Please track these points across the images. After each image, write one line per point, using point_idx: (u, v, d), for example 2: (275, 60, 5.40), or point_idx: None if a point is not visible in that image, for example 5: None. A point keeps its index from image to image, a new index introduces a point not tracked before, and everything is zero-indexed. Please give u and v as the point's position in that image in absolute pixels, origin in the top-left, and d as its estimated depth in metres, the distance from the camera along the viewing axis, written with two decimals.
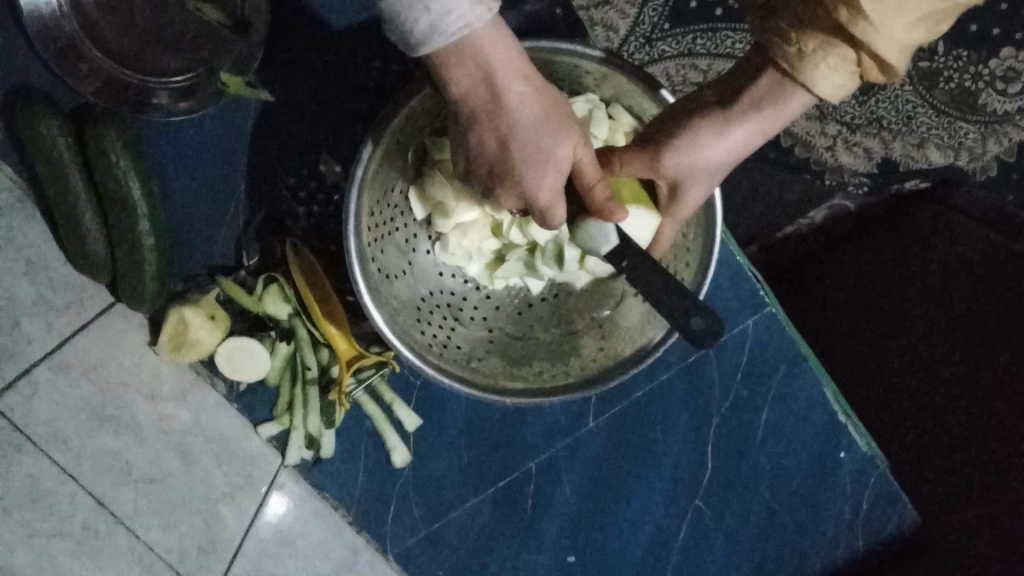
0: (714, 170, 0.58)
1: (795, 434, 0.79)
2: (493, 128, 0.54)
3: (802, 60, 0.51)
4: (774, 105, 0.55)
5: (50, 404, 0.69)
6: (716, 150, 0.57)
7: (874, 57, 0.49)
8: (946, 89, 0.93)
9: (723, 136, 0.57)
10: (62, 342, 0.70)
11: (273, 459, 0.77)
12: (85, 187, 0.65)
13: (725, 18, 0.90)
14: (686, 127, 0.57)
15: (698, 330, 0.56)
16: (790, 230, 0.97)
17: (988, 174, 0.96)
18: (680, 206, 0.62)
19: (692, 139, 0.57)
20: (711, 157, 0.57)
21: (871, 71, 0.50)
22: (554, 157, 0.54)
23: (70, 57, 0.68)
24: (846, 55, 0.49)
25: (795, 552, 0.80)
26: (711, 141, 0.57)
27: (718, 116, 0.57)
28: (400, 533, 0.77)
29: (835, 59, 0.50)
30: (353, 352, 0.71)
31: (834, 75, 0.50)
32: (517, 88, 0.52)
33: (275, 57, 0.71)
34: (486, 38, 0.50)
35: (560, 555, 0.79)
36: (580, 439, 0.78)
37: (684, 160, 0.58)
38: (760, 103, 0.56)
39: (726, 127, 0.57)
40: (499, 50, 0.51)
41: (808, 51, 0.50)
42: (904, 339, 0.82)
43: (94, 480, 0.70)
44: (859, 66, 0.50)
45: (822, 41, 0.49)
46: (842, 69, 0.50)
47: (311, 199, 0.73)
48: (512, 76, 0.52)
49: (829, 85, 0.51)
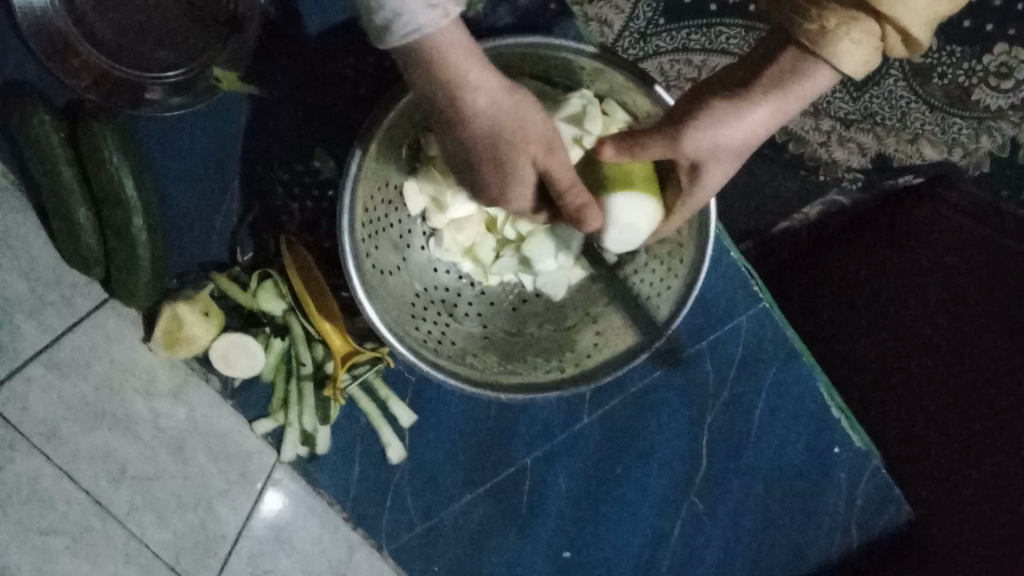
0: (732, 153, 0.56)
1: (790, 429, 0.79)
2: (460, 132, 0.54)
3: (825, 37, 0.48)
4: (797, 85, 0.52)
5: (45, 401, 0.69)
6: (734, 134, 0.54)
7: (900, 32, 0.47)
8: (940, 84, 0.94)
9: (742, 118, 0.53)
10: (53, 340, 0.70)
11: (269, 455, 0.77)
12: (78, 182, 0.65)
13: (719, 13, 0.90)
14: (702, 107, 0.54)
15: (672, 332, 0.62)
16: (787, 224, 0.98)
17: (980, 170, 0.96)
18: (699, 187, 0.60)
19: (713, 120, 0.54)
20: (728, 140, 0.54)
21: (894, 46, 0.48)
22: (514, 163, 0.54)
23: (64, 53, 0.68)
24: (869, 29, 0.47)
25: (790, 546, 0.81)
26: (728, 125, 0.54)
27: (737, 95, 0.53)
28: (396, 530, 0.77)
29: (859, 34, 0.47)
30: (347, 348, 0.71)
31: (856, 51, 0.48)
32: (475, 98, 0.51)
33: (269, 51, 0.71)
34: (444, 50, 0.49)
35: (555, 550, 0.79)
36: (576, 435, 0.78)
37: (699, 143, 0.55)
38: (779, 82, 0.52)
39: (747, 107, 0.53)
40: (461, 56, 0.50)
41: (831, 27, 0.48)
42: (907, 325, 0.84)
43: (88, 476, 0.70)
44: (883, 38, 0.48)
45: (845, 17, 0.47)
46: (866, 42, 0.48)
47: (305, 195, 0.73)
48: (469, 87, 0.51)
49: (853, 61, 0.49)
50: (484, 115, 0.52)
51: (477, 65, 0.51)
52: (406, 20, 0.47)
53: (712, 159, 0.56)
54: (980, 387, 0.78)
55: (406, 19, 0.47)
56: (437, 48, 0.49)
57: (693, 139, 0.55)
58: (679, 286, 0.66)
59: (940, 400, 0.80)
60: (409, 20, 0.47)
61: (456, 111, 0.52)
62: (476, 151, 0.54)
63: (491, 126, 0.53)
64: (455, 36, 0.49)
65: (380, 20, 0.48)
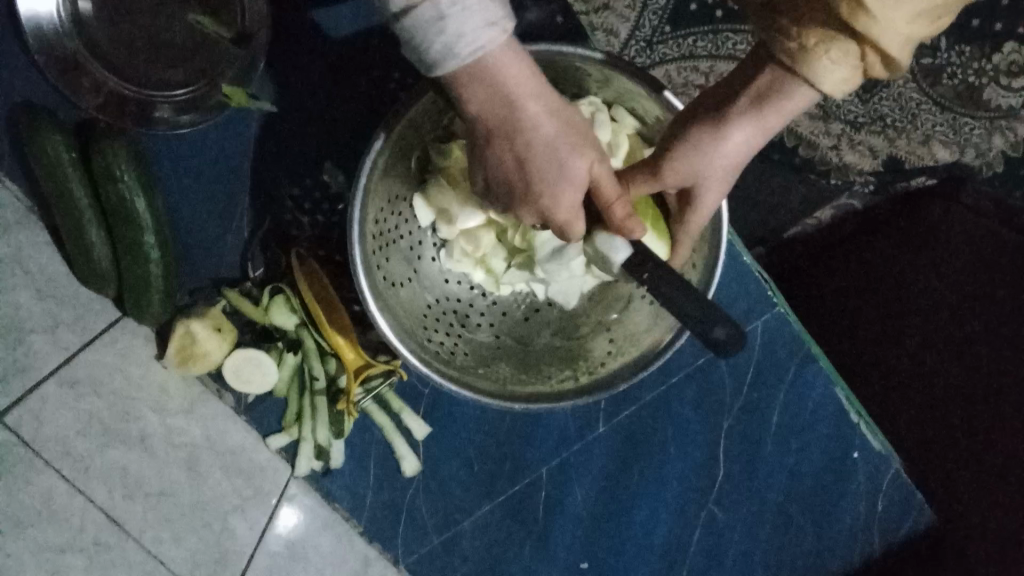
0: (722, 174, 0.58)
1: (807, 436, 0.78)
2: (515, 144, 0.53)
3: (804, 54, 0.49)
4: (774, 103, 0.54)
5: (57, 419, 0.69)
6: (719, 155, 0.57)
7: (876, 51, 0.47)
8: (950, 85, 0.92)
9: (722, 140, 0.57)
10: (66, 358, 0.70)
11: (283, 470, 0.77)
12: (89, 202, 0.65)
13: (726, 19, 0.89)
14: (688, 132, 0.58)
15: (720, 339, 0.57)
16: (797, 229, 0.97)
17: (994, 171, 0.95)
18: (695, 212, 0.62)
19: (697, 146, 0.57)
20: (714, 161, 0.57)
21: (873, 63, 0.48)
22: (572, 176, 0.55)
23: (75, 73, 0.68)
24: (848, 49, 0.48)
25: (811, 553, 0.79)
26: (711, 147, 0.57)
27: (722, 116, 0.56)
28: (409, 543, 0.77)
29: (838, 53, 0.48)
30: (360, 361, 0.72)
31: (835, 68, 0.49)
32: (533, 107, 0.52)
33: (280, 69, 0.72)
34: (507, 60, 0.50)
35: (572, 562, 0.78)
36: (590, 445, 0.78)
37: (690, 164, 0.58)
38: (759, 103, 0.55)
39: (730, 129, 0.56)
40: (516, 66, 0.50)
41: (809, 46, 0.49)
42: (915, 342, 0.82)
43: (103, 495, 0.70)
44: (861, 58, 0.48)
45: (824, 38, 0.48)
46: (845, 61, 0.48)
47: (315, 209, 0.73)
48: (529, 96, 0.52)
49: (834, 79, 0.49)
50: (544, 121, 0.53)
51: (532, 75, 0.51)
52: (467, 43, 0.47)
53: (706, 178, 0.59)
54: (985, 397, 0.78)
55: (467, 42, 0.47)
56: (498, 59, 0.49)
57: (681, 164, 0.58)
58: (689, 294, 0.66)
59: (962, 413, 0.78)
60: (469, 42, 0.47)
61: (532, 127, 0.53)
62: (528, 168, 0.54)
63: (549, 136, 0.53)
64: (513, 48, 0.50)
65: (439, 46, 0.47)
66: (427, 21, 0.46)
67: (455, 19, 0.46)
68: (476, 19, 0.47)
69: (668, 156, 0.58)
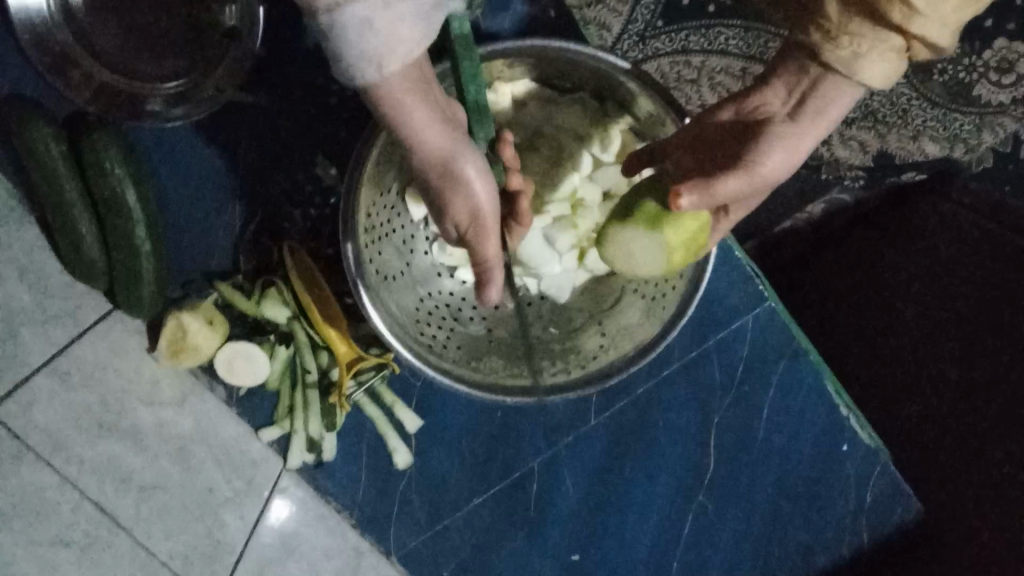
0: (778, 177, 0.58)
1: (796, 430, 0.79)
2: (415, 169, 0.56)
3: (859, 60, 0.52)
4: (823, 106, 0.57)
5: (49, 414, 0.67)
6: (780, 155, 0.57)
7: (922, 44, 0.51)
8: (941, 81, 0.90)
9: (784, 141, 0.57)
10: (57, 351, 0.68)
11: (275, 462, 0.78)
12: (80, 194, 0.65)
13: (718, 14, 0.88)
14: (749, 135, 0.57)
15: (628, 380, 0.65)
16: (789, 224, 0.98)
17: (983, 166, 0.94)
18: (733, 212, 0.62)
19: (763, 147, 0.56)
20: (777, 161, 0.57)
21: (918, 53, 0.52)
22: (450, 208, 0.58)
23: (65, 66, 0.68)
24: (893, 45, 0.51)
25: (800, 546, 0.80)
26: (775, 146, 0.56)
27: (774, 121, 0.58)
28: (402, 534, 0.78)
29: (885, 52, 0.52)
30: (353, 353, 0.72)
31: (890, 66, 0.52)
32: (421, 147, 0.54)
33: (270, 62, 0.71)
34: (394, 104, 0.50)
35: (563, 554, 0.79)
36: (582, 438, 0.78)
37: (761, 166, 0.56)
38: (808, 107, 0.57)
39: (789, 132, 0.57)
40: (407, 108, 0.51)
41: (862, 50, 0.52)
42: (929, 340, 0.81)
43: (94, 486, 0.68)
44: (907, 50, 0.52)
45: (875, 39, 0.51)
46: (889, 58, 0.52)
47: (307, 203, 0.73)
48: (417, 138, 0.53)
49: (880, 76, 0.53)
50: (432, 161, 0.55)
51: (418, 123, 0.52)
52: (345, 66, 0.45)
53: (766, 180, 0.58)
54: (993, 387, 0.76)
55: (346, 65, 0.45)
56: (385, 99, 0.50)
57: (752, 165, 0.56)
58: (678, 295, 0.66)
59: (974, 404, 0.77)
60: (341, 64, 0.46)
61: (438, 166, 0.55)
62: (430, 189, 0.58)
63: (433, 171, 0.55)
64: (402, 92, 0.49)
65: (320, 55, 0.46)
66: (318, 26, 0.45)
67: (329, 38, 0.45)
68: (357, 50, 0.44)
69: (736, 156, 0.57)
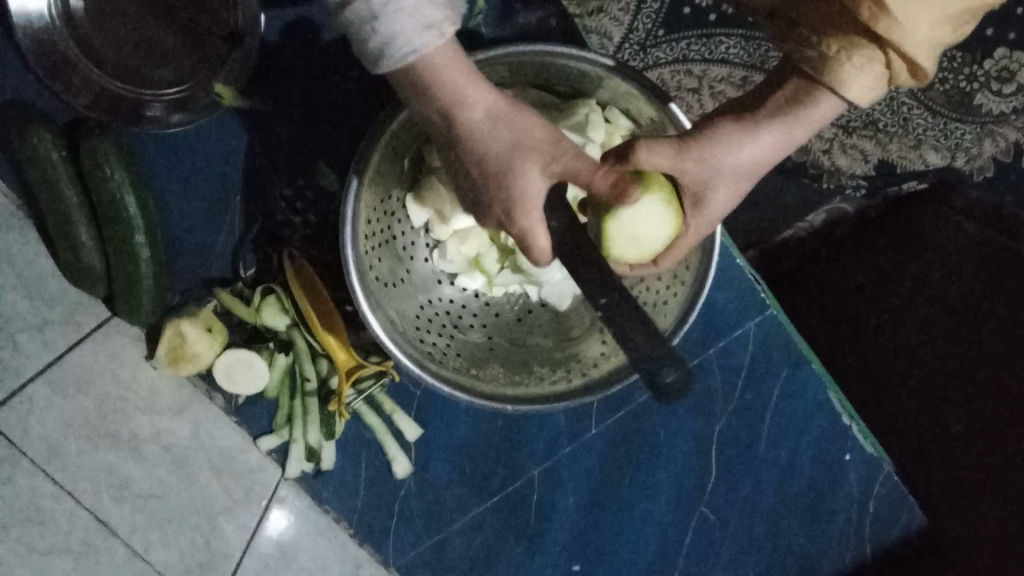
0: (741, 171, 0.57)
1: (799, 438, 0.78)
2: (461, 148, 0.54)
3: (827, 61, 0.53)
4: (803, 109, 0.55)
5: (46, 421, 0.69)
6: (746, 149, 0.56)
7: (901, 56, 0.51)
8: (941, 90, 0.92)
9: (752, 136, 0.56)
10: (56, 358, 0.70)
11: (272, 472, 0.76)
12: (79, 202, 0.65)
13: (719, 23, 0.88)
14: (717, 124, 0.57)
15: (667, 386, 0.56)
16: (789, 234, 0.96)
17: (985, 175, 0.94)
18: (701, 211, 0.59)
19: (725, 136, 0.56)
20: (738, 156, 0.56)
21: (899, 71, 0.52)
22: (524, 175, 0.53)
23: (66, 71, 0.68)
24: (873, 54, 0.51)
25: (803, 556, 0.79)
26: (740, 139, 0.56)
27: (748, 116, 0.57)
28: (400, 546, 0.76)
29: (862, 59, 0.52)
30: (352, 362, 0.71)
31: (864, 72, 0.52)
32: (470, 114, 0.53)
33: (272, 68, 0.71)
34: (440, 66, 0.51)
35: (564, 564, 0.78)
36: (583, 447, 0.77)
37: (715, 154, 0.56)
38: (788, 109, 0.56)
39: (759, 128, 0.56)
40: (454, 69, 0.51)
41: (832, 53, 0.52)
42: (926, 346, 0.81)
43: (89, 495, 0.70)
44: (887, 66, 0.52)
45: (844, 44, 0.52)
46: (869, 67, 0.52)
47: (307, 209, 0.73)
48: (464, 105, 0.52)
49: (858, 86, 0.52)
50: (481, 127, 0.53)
51: (465, 80, 0.52)
52: (402, 43, 0.48)
53: (725, 172, 0.57)
54: (987, 395, 0.77)
55: (403, 42, 0.48)
56: (432, 63, 0.50)
57: (707, 152, 0.56)
58: (681, 305, 0.65)
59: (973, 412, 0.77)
60: (407, 44, 0.48)
61: (496, 115, 0.53)
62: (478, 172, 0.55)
63: (489, 141, 0.53)
64: (449, 53, 0.51)
65: (377, 45, 0.48)
66: (365, 21, 0.48)
67: (388, 22, 0.47)
68: (412, 21, 0.47)
69: (698, 139, 0.56)
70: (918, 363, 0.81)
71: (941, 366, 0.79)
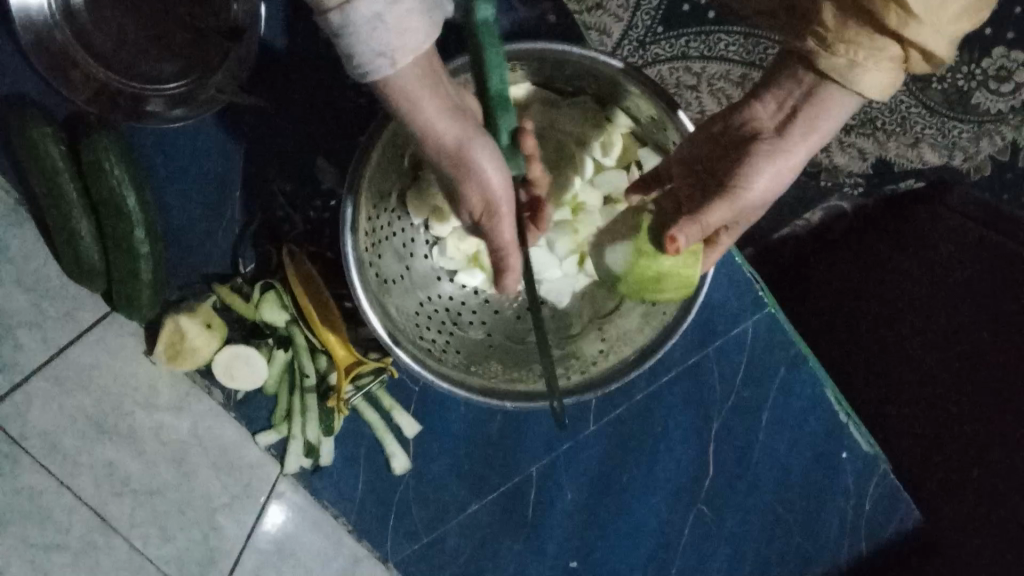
0: (774, 190, 0.58)
1: (796, 436, 0.79)
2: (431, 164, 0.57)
3: (855, 70, 0.51)
4: (821, 115, 0.55)
5: (45, 417, 0.69)
6: (776, 171, 0.57)
7: (921, 53, 0.50)
8: (940, 89, 0.90)
9: (780, 159, 0.56)
10: (56, 353, 0.70)
11: (271, 468, 0.76)
12: (79, 195, 0.64)
13: (717, 21, 0.88)
14: (743, 154, 0.57)
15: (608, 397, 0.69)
16: (787, 232, 0.97)
17: (982, 174, 0.94)
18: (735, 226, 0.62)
19: (756, 167, 0.56)
20: (773, 181, 0.57)
21: (916, 63, 0.51)
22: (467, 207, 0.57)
23: (64, 65, 0.68)
24: (893, 56, 0.50)
25: (798, 554, 0.80)
26: (769, 166, 0.56)
27: (766, 136, 0.57)
28: (400, 541, 0.77)
29: (885, 63, 0.51)
30: (350, 358, 0.71)
31: (878, 73, 0.51)
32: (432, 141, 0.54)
33: (272, 64, 0.71)
34: (401, 97, 0.50)
35: (562, 560, 0.79)
36: (581, 444, 0.78)
37: (752, 192, 0.57)
38: (807, 117, 0.55)
39: (783, 145, 0.56)
40: (416, 105, 0.51)
41: (857, 60, 0.51)
42: (921, 345, 0.80)
43: (90, 490, 0.71)
44: (906, 62, 0.51)
45: (871, 49, 0.50)
46: (888, 68, 0.51)
47: (307, 206, 0.73)
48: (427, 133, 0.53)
49: (878, 85, 0.52)
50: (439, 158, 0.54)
51: (425, 118, 0.52)
52: (355, 64, 0.46)
53: (759, 200, 0.58)
54: (993, 391, 0.76)
55: (356, 63, 0.46)
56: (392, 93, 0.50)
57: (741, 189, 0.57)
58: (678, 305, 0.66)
59: (978, 415, 0.76)
60: (358, 64, 0.46)
61: (452, 155, 0.54)
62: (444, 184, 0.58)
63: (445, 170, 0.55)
64: (406, 86, 0.49)
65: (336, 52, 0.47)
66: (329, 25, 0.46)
67: (343, 40, 0.45)
68: (365, 47, 0.45)
69: (733, 180, 0.57)
70: (918, 364, 0.80)
71: (945, 367, 0.78)
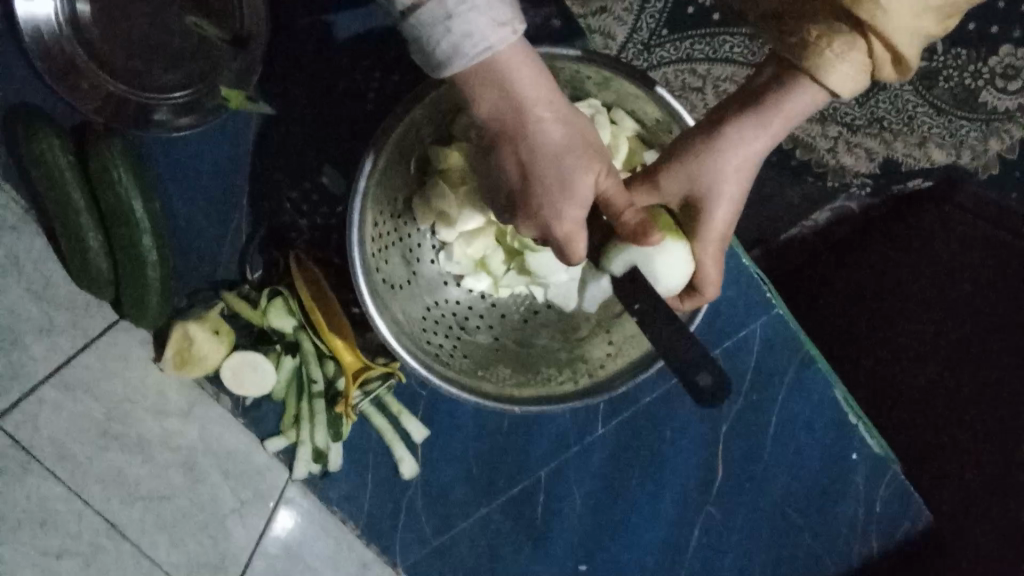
0: (734, 182, 0.57)
1: (805, 436, 0.78)
2: (520, 153, 0.52)
3: (808, 49, 0.51)
4: (777, 102, 0.54)
5: (55, 423, 0.67)
6: (727, 160, 0.56)
7: (885, 45, 0.49)
8: (946, 88, 0.90)
9: (733, 146, 0.56)
10: (64, 360, 0.68)
11: (280, 473, 0.77)
12: (87, 203, 0.65)
13: (722, 23, 0.88)
14: (692, 140, 0.57)
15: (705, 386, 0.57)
16: (795, 232, 0.94)
17: (989, 173, 0.93)
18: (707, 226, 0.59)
19: (703, 154, 0.57)
20: (724, 169, 0.57)
21: (882, 60, 0.50)
22: (578, 187, 0.53)
23: (70, 75, 0.68)
24: (853, 41, 0.49)
25: (809, 557, 0.79)
26: (722, 154, 0.56)
27: (730, 125, 0.56)
28: (407, 544, 0.77)
29: (841, 46, 0.49)
30: (359, 363, 0.72)
31: (844, 61, 0.50)
32: (541, 113, 0.51)
33: (278, 73, 0.71)
34: (517, 62, 0.49)
35: (570, 563, 0.79)
36: (589, 448, 0.78)
37: (696, 176, 0.57)
38: (765, 110, 0.55)
39: (734, 131, 0.56)
40: (526, 68, 0.50)
41: (812, 38, 0.50)
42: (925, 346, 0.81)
43: (100, 497, 0.68)
44: (868, 52, 0.50)
45: (843, 40, 0.49)
46: (849, 55, 0.49)
47: (313, 212, 0.73)
48: (538, 103, 0.51)
49: (841, 75, 0.50)
50: (552, 132, 0.52)
51: (545, 82, 0.51)
52: (478, 41, 0.46)
53: (710, 189, 0.58)
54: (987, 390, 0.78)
55: (469, 47, 0.46)
56: (506, 62, 0.49)
57: (686, 173, 0.58)
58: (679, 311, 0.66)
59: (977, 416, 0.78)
60: (479, 42, 0.46)
61: (565, 122, 0.52)
62: (533, 173, 0.53)
63: (556, 143, 0.52)
64: (521, 49, 0.49)
65: (447, 45, 0.46)
66: (435, 20, 0.46)
67: (463, 19, 0.46)
68: (485, 18, 0.46)
69: (671, 163, 0.58)
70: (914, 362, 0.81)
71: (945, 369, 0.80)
